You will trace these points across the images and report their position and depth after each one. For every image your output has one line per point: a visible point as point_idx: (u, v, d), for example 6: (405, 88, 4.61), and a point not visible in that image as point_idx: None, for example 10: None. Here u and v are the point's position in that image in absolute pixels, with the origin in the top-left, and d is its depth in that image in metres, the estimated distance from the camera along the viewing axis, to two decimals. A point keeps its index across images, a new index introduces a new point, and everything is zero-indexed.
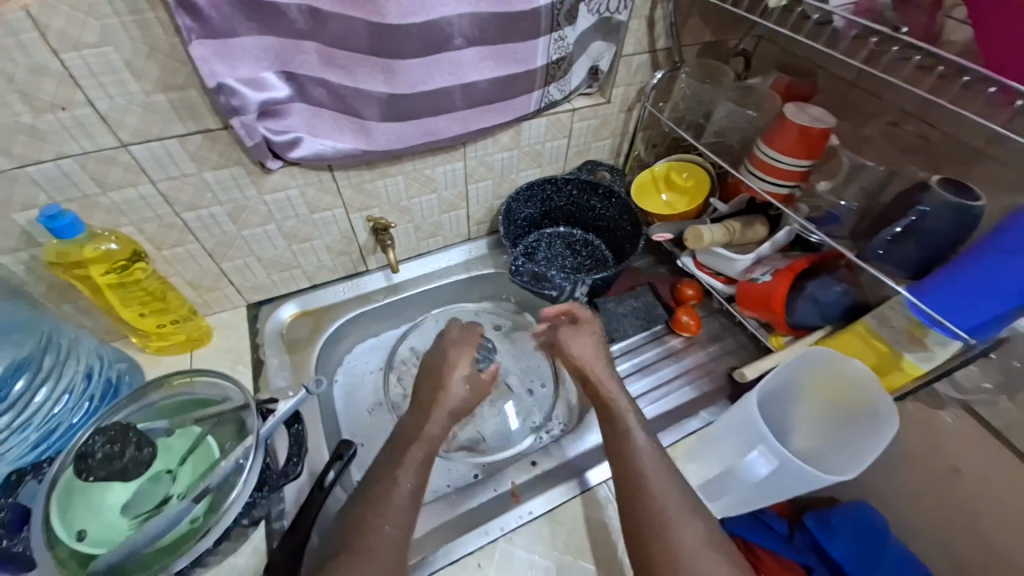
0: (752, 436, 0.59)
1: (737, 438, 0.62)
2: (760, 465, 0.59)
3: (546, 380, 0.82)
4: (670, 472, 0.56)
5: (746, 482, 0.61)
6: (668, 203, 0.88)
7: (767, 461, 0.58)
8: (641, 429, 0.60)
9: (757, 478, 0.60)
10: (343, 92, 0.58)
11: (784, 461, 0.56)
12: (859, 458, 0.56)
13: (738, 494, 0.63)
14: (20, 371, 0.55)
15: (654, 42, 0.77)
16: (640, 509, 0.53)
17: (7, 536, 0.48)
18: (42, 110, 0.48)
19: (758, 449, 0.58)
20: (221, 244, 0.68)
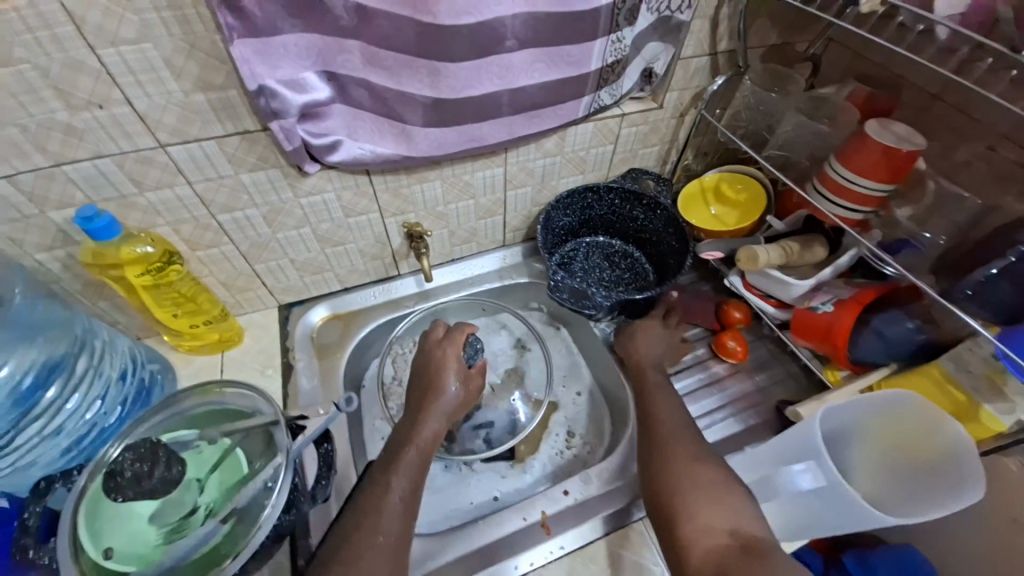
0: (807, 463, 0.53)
1: (785, 444, 0.56)
2: (801, 479, 0.53)
3: (584, 387, 0.80)
4: (718, 489, 0.52)
5: (782, 491, 0.56)
6: (718, 217, 0.82)
7: (812, 478, 0.52)
8: (681, 450, 0.57)
9: (793, 491, 0.55)
10: (385, 94, 0.55)
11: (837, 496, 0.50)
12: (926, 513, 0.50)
13: (772, 504, 0.59)
14: (54, 376, 0.55)
15: (717, 45, 0.71)
16: (679, 525, 0.50)
17: (34, 547, 0.48)
18: (79, 108, 0.46)
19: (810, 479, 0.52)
20: (255, 246, 0.66)
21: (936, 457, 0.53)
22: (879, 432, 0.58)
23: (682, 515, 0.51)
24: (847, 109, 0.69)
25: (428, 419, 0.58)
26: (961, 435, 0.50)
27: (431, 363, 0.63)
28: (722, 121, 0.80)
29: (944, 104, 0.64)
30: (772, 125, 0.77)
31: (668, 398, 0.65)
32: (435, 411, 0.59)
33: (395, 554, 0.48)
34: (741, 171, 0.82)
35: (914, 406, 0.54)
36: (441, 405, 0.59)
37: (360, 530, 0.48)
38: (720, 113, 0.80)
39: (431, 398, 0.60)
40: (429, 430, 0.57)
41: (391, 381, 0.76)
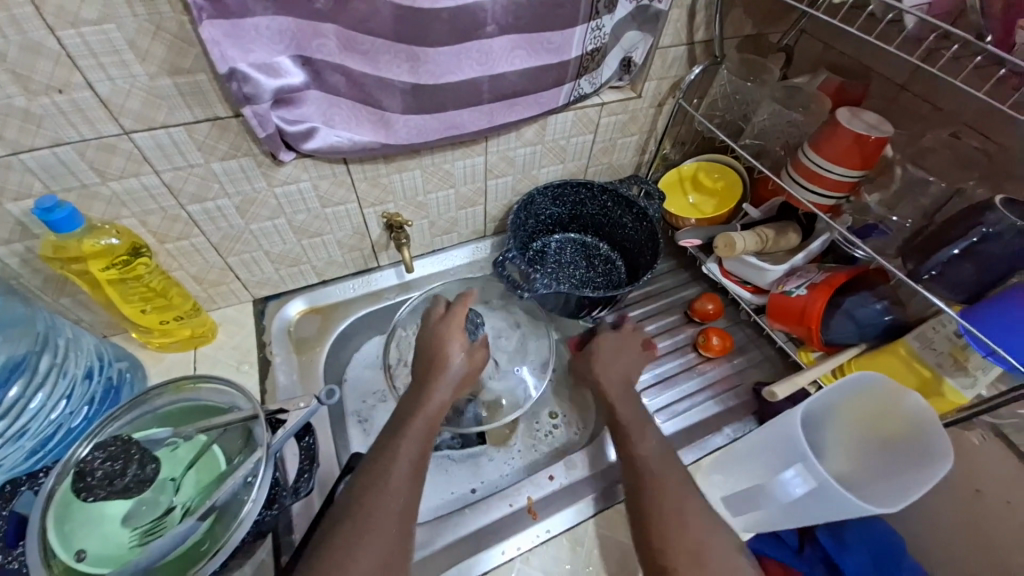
0: (791, 457, 0.53)
1: (769, 446, 0.56)
2: (794, 481, 0.53)
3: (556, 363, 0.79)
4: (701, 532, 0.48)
5: (777, 501, 0.56)
6: (695, 206, 0.84)
7: (804, 481, 0.52)
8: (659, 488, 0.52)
9: (788, 499, 0.54)
10: (363, 80, 0.53)
11: (823, 485, 0.50)
12: (905, 490, 0.51)
13: (767, 509, 0.57)
14: (16, 375, 0.52)
15: (693, 34, 0.72)
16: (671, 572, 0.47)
17: (2, 552, 0.45)
18: (37, 93, 0.44)
19: (798, 473, 0.52)
20: (228, 238, 0.64)
21: (902, 430, 0.55)
22: (844, 418, 0.59)
23: (681, 570, 0.46)
24: (821, 98, 0.71)
25: (438, 389, 0.58)
26: (922, 404, 0.52)
27: (438, 337, 0.62)
28: (699, 110, 0.81)
29: (910, 94, 0.67)
30: (747, 113, 0.79)
31: (645, 428, 0.60)
32: (446, 380, 0.59)
33: (394, 538, 0.46)
34: (718, 159, 0.84)
35: (877, 386, 0.55)
36: (448, 376, 0.59)
37: (350, 521, 0.45)
38: (696, 102, 0.81)
39: (439, 367, 0.59)
40: (438, 401, 0.57)
41: (396, 363, 0.72)
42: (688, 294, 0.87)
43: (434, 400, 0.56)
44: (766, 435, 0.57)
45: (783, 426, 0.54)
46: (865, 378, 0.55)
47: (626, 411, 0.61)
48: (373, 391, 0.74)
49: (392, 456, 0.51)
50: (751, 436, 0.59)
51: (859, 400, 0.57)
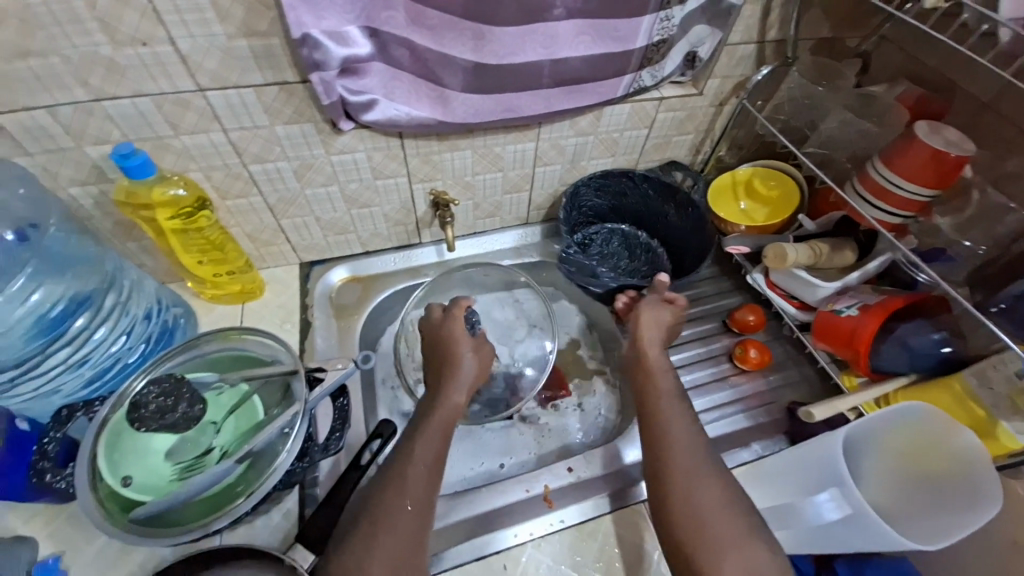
0: (826, 481, 0.51)
1: (804, 468, 0.54)
2: (827, 507, 0.51)
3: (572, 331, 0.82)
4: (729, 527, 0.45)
5: (805, 524, 0.54)
6: (747, 213, 0.81)
7: (837, 507, 0.50)
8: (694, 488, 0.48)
9: (817, 523, 0.52)
10: (427, 56, 0.54)
11: (857, 516, 0.48)
12: (944, 530, 0.49)
13: (792, 531, 0.55)
14: (82, 308, 0.56)
15: (765, 33, 0.69)
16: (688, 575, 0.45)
17: (52, 471, 0.49)
18: (123, 45, 0.46)
19: (832, 498, 0.50)
20: (283, 201, 0.66)
21: (947, 467, 0.52)
22: (885, 447, 0.56)
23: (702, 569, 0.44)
24: (897, 109, 0.67)
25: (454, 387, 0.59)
26: (976, 443, 0.49)
27: (451, 338, 0.63)
28: (762, 112, 0.78)
29: (996, 114, 0.62)
30: (814, 120, 0.75)
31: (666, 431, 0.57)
32: (462, 379, 0.60)
33: (413, 537, 0.46)
34: (774, 166, 0.81)
35: (926, 419, 0.52)
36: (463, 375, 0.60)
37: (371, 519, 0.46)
38: (760, 105, 0.78)
39: (452, 365, 0.61)
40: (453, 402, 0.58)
41: (408, 358, 0.72)
42: (729, 302, 0.84)
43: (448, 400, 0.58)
44: (801, 455, 0.54)
45: (820, 447, 0.52)
46: (916, 408, 0.52)
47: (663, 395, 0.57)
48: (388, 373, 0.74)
49: (409, 454, 0.52)
50: (785, 454, 0.57)
51: (904, 429, 0.54)
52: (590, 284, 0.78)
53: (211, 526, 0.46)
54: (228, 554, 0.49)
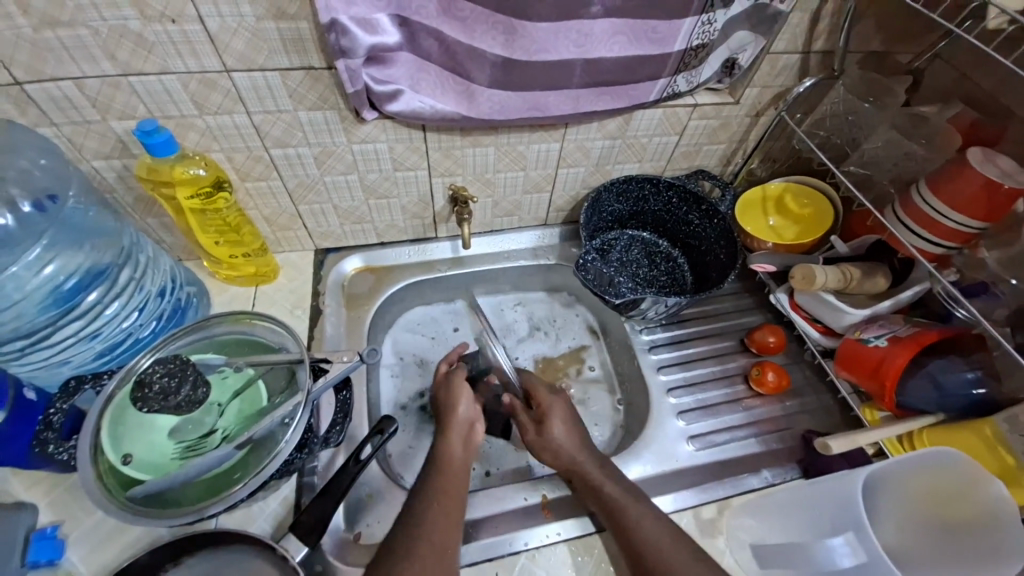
0: (843, 523, 0.49)
1: (822, 509, 0.52)
2: (842, 553, 0.48)
3: (579, 341, 0.84)
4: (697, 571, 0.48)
5: (816, 568, 0.51)
6: (776, 229, 0.78)
7: (852, 553, 0.47)
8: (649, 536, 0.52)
9: (828, 569, 0.49)
10: (456, 48, 0.52)
11: (873, 564, 0.46)
12: None
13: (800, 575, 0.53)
14: (97, 282, 0.56)
15: (811, 42, 0.65)
16: None
17: (55, 442, 0.49)
18: (152, 20, 0.46)
19: (847, 541, 0.48)
20: (302, 186, 0.66)
21: (968, 519, 0.48)
22: (899, 492, 0.53)
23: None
24: (949, 132, 0.64)
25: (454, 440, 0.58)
26: (1003, 496, 0.45)
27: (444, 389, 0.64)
28: (802, 126, 0.75)
29: None
30: (856, 137, 0.71)
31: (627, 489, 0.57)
32: (461, 425, 0.60)
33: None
34: (808, 183, 0.78)
35: (948, 467, 0.49)
36: (461, 421, 0.60)
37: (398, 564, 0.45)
38: (800, 117, 0.75)
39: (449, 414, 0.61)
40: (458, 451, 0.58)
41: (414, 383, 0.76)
42: (749, 321, 0.81)
43: (447, 450, 0.57)
44: (820, 492, 0.52)
45: (839, 488, 0.51)
46: (941, 452, 0.49)
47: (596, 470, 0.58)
48: (398, 371, 0.77)
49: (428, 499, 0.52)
50: (800, 489, 0.55)
51: (925, 475, 0.51)
52: (608, 293, 0.72)
53: (207, 510, 0.45)
54: (223, 536, 0.50)
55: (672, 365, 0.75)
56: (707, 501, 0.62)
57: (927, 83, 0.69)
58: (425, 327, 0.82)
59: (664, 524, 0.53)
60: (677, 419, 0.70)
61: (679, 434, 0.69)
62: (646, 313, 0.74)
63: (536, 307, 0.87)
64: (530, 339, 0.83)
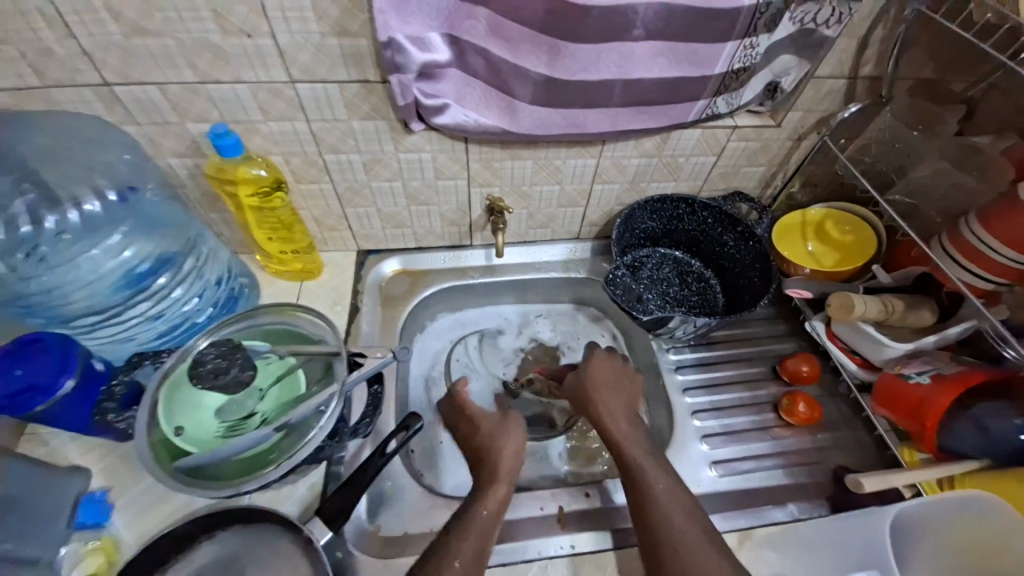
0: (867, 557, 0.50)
1: (845, 545, 0.52)
2: None
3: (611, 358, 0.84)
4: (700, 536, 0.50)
5: None
6: (814, 255, 0.76)
7: None
8: (662, 476, 0.55)
9: None
10: (501, 66, 0.55)
11: None
12: None
13: None
14: (164, 269, 0.61)
15: (858, 68, 0.65)
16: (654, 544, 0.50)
17: (115, 411, 0.54)
18: (230, 34, 0.51)
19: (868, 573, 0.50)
20: (350, 190, 0.70)
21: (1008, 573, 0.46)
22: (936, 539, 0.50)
23: (666, 541, 0.49)
24: (1003, 162, 0.60)
25: (493, 479, 0.56)
26: None
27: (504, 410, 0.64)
28: (846, 152, 0.73)
29: None
30: (904, 165, 0.70)
31: (647, 447, 0.58)
32: (504, 475, 0.56)
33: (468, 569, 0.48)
34: (854, 211, 0.76)
35: (987, 513, 0.47)
36: (503, 471, 0.57)
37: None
38: (844, 144, 0.72)
39: (492, 460, 0.58)
40: (491, 494, 0.54)
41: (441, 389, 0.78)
42: (782, 348, 0.79)
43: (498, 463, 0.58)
44: (843, 527, 0.53)
45: (866, 526, 0.51)
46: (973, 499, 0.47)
47: (624, 430, 0.60)
48: (427, 376, 0.79)
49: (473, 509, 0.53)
50: (824, 524, 0.55)
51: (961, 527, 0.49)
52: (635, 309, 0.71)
53: (241, 487, 0.49)
54: (257, 515, 0.53)
55: (697, 387, 0.75)
56: (730, 529, 0.60)
57: (983, 111, 0.64)
58: (448, 333, 0.84)
59: (677, 488, 0.54)
60: (701, 442, 0.69)
61: (703, 458, 0.68)
62: (674, 332, 0.73)
63: (566, 319, 0.88)
64: (548, 355, 0.83)
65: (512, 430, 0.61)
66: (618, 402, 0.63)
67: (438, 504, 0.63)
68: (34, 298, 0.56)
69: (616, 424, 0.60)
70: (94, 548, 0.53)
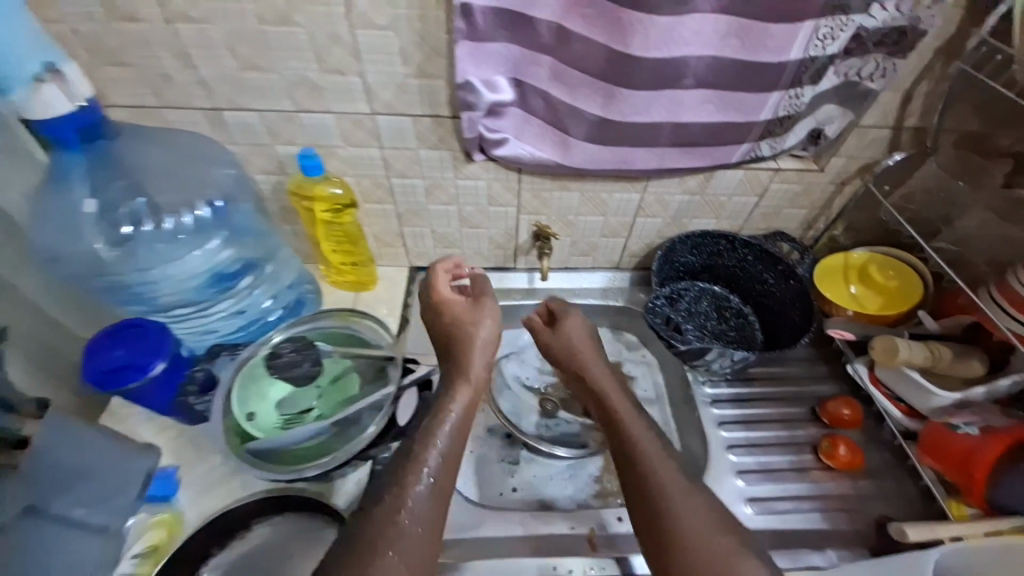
0: None
1: None
2: None
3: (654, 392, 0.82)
4: (689, 497, 0.52)
5: None
6: (857, 298, 0.76)
7: None
8: (651, 438, 0.57)
9: None
10: (559, 107, 0.61)
11: None
12: None
13: None
14: (247, 271, 0.69)
15: (902, 119, 0.67)
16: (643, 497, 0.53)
17: (195, 394, 0.62)
18: (327, 72, 0.59)
19: None
20: (410, 211, 0.76)
21: None
22: None
23: (657, 497, 0.52)
24: None
25: (460, 386, 0.57)
26: None
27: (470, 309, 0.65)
28: (890, 198, 0.74)
29: None
30: (950, 215, 0.71)
31: (632, 407, 0.61)
32: (472, 381, 0.58)
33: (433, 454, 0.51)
34: (896, 257, 0.77)
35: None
36: (472, 374, 0.59)
37: (377, 524, 0.46)
38: (888, 190, 0.74)
39: (460, 362, 0.60)
40: (456, 399, 0.56)
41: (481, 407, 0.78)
42: (823, 389, 0.78)
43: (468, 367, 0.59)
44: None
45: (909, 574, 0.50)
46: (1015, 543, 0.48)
47: (611, 390, 0.63)
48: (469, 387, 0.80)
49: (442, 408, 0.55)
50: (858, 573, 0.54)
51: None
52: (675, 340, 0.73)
53: (301, 472, 0.54)
54: None
55: (734, 422, 0.75)
56: None
57: None
58: None
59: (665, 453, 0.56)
60: (737, 478, 0.69)
61: (739, 494, 0.68)
62: (712, 364, 0.74)
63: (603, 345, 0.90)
64: None
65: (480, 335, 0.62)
66: (600, 366, 0.66)
67: (484, 515, 0.66)
68: (135, 288, 0.64)
69: (602, 382, 0.64)
70: (159, 521, 0.58)
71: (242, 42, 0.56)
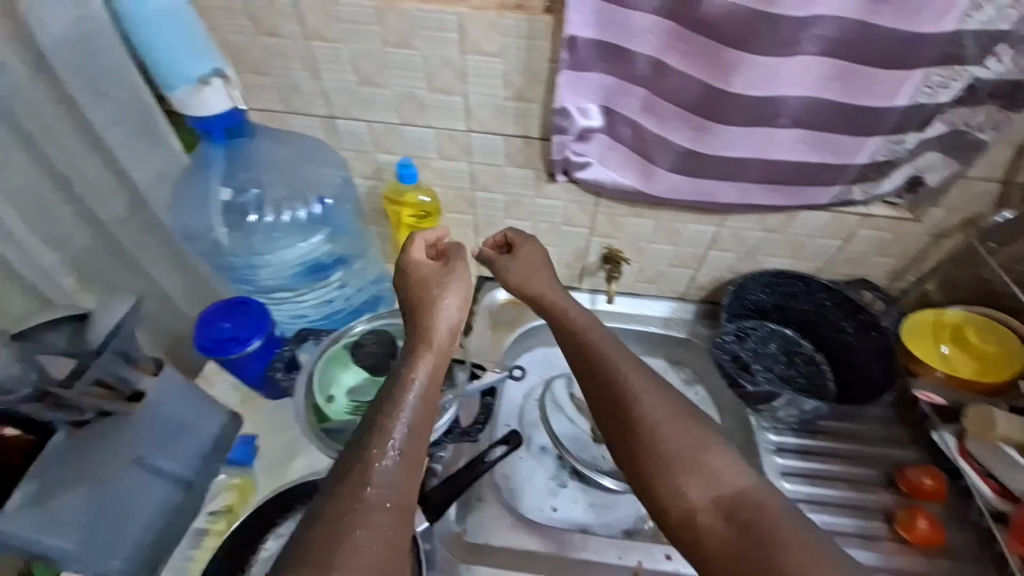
0: None
1: None
2: None
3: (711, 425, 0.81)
4: (679, 419, 0.47)
5: None
6: (949, 360, 0.71)
7: None
8: (629, 361, 0.51)
9: None
10: (647, 137, 0.63)
11: None
12: None
13: None
14: (339, 265, 0.78)
15: (1013, 173, 0.63)
16: (630, 431, 0.47)
17: (282, 371, 0.67)
18: (434, 91, 0.64)
19: None
20: (486, 224, 0.80)
21: None
22: None
23: (650, 431, 0.47)
24: None
25: (425, 351, 0.48)
26: None
27: (437, 275, 0.54)
28: (994, 257, 0.69)
29: None
30: None
31: (603, 334, 0.54)
32: (437, 346, 0.49)
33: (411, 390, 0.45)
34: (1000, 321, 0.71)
35: None
36: (436, 341, 0.49)
37: (345, 497, 0.39)
38: (993, 248, 0.69)
39: (424, 325, 0.50)
40: (421, 368, 0.47)
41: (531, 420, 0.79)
42: (901, 454, 0.73)
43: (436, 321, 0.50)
44: None
45: None
46: None
47: (585, 328, 0.55)
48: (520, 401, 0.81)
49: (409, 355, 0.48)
50: None
51: None
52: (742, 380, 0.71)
53: None
54: None
55: (798, 475, 0.71)
56: None
57: None
58: (539, 368, 0.85)
59: (647, 374, 0.50)
60: None
61: None
62: (778, 410, 0.72)
63: None
64: None
65: (445, 297, 0.52)
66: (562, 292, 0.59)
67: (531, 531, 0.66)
68: (246, 269, 0.75)
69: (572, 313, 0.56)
70: (234, 484, 0.64)
71: (365, 60, 0.62)
